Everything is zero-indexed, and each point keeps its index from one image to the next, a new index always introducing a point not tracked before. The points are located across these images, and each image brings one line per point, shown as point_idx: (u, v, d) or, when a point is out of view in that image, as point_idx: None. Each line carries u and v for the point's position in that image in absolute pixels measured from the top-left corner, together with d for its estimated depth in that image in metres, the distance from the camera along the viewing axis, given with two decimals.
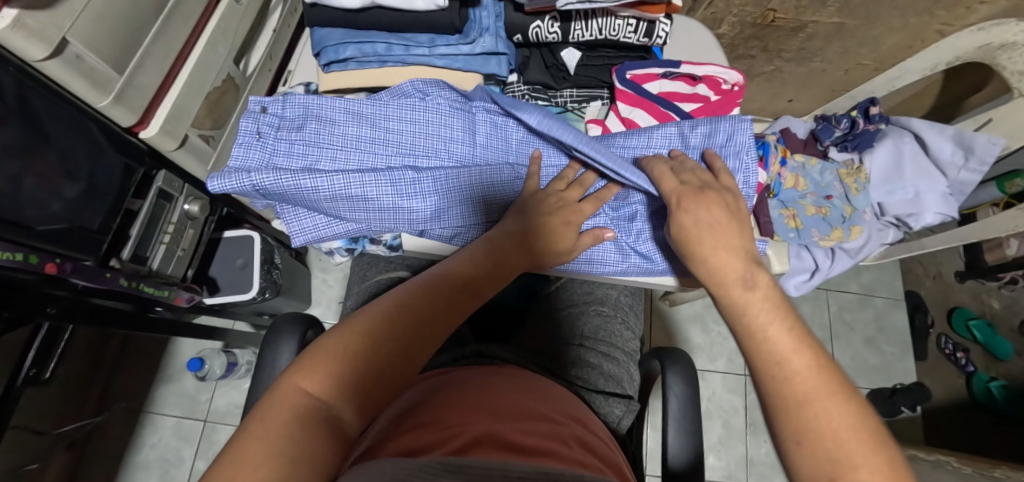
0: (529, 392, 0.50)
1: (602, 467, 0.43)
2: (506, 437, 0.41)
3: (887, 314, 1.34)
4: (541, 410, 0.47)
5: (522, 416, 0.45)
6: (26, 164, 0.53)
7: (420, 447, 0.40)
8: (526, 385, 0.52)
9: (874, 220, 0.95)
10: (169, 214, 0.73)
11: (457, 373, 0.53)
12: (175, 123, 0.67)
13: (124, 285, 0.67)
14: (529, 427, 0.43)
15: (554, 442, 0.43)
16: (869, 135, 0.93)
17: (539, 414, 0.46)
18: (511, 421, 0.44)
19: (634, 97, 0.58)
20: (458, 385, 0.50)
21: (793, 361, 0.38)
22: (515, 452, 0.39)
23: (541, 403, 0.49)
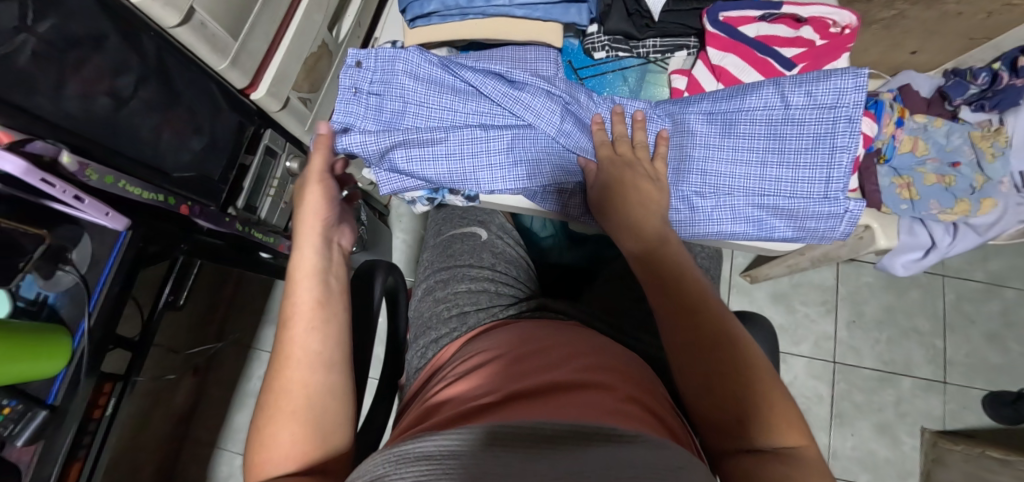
0: (575, 348, 0.51)
1: (661, 427, 0.42)
2: (560, 395, 0.42)
3: (1019, 309, 1.15)
4: (593, 363, 0.49)
5: (570, 371, 0.47)
6: (164, 118, 0.62)
7: (472, 407, 0.43)
8: (578, 341, 0.53)
9: (1013, 192, 0.83)
10: (273, 170, 0.82)
11: (514, 333, 0.56)
12: (279, 86, 0.74)
13: (239, 229, 0.75)
14: (577, 380, 0.45)
15: (606, 396, 0.43)
16: (1015, 92, 0.81)
17: (590, 369, 0.47)
18: (567, 378, 0.45)
19: (727, 40, 0.54)
20: (506, 345, 0.53)
21: (710, 323, 0.45)
22: (563, 406, 0.40)
23: (599, 360, 0.49)
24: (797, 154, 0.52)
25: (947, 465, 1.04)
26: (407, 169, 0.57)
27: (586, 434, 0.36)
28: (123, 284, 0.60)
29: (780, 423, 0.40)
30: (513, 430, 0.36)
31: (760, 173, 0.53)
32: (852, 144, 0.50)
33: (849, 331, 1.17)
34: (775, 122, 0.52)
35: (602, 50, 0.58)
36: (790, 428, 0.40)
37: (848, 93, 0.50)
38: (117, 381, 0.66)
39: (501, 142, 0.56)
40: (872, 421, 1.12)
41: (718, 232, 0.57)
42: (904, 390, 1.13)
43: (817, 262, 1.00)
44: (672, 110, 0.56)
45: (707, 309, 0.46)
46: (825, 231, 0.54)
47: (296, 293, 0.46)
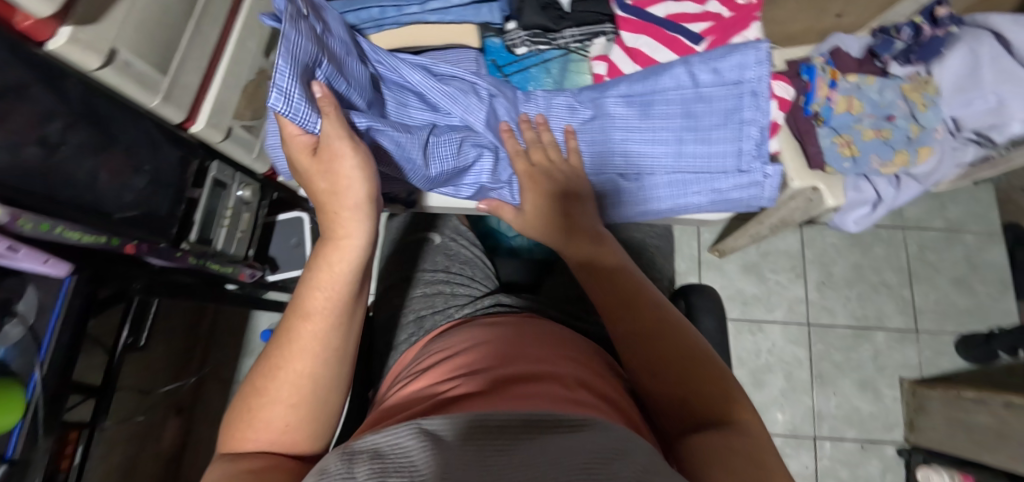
0: (530, 342, 0.52)
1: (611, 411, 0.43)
2: (511, 389, 0.42)
3: (980, 252, 1.18)
4: (546, 351, 0.50)
5: (525, 361, 0.47)
6: (100, 161, 0.62)
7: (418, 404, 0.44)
8: (531, 332, 0.54)
9: (947, 137, 0.85)
10: (224, 201, 0.82)
11: (471, 333, 0.56)
12: (218, 117, 0.75)
13: (193, 262, 0.76)
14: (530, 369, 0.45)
15: (556, 385, 0.43)
16: (936, 41, 0.83)
17: (544, 357, 0.48)
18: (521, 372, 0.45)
19: (637, 22, 0.56)
20: (463, 346, 0.53)
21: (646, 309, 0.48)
22: (514, 398, 0.40)
23: (551, 352, 0.50)
24: (712, 130, 0.54)
25: (928, 412, 1.05)
26: None
27: (535, 424, 0.34)
28: (74, 331, 0.59)
29: (728, 400, 0.42)
30: (462, 423, 0.35)
31: (681, 152, 0.55)
32: (758, 116, 0.52)
33: (820, 292, 1.19)
34: (688, 101, 0.54)
35: (523, 45, 0.59)
36: (739, 406, 0.42)
37: (751, 69, 0.52)
38: (83, 428, 0.66)
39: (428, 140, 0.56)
40: (852, 377, 1.14)
41: (649, 212, 0.59)
42: (880, 343, 1.15)
43: (776, 229, 1.02)
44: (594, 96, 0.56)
45: (641, 294, 0.49)
46: (744, 202, 0.56)
47: (309, 306, 0.45)
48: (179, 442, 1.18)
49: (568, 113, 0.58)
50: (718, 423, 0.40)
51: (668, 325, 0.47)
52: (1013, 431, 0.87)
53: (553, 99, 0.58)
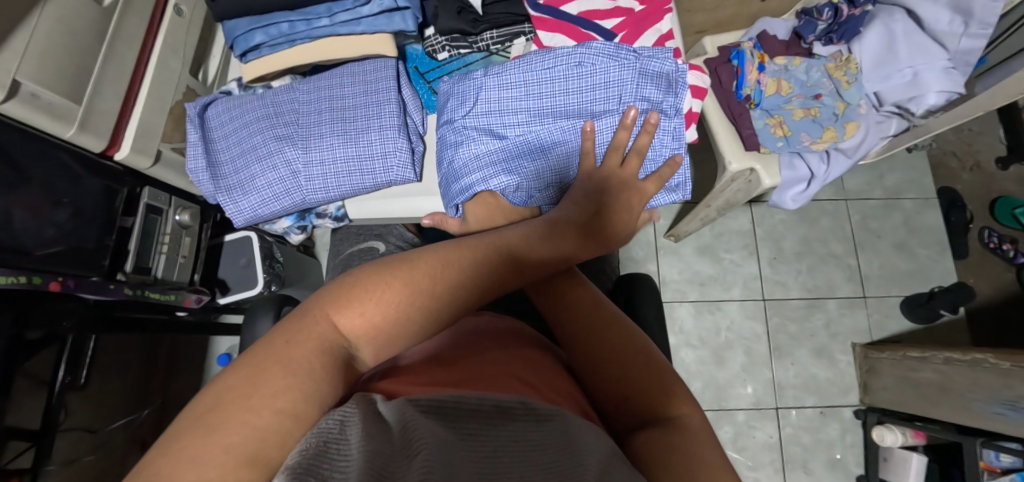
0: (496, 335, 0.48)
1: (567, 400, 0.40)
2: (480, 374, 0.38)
3: (918, 216, 1.23)
4: (482, 343, 0.45)
5: (465, 353, 0.42)
6: (12, 198, 0.59)
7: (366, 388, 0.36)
8: (465, 329, 0.50)
9: (870, 111, 0.88)
10: (161, 226, 0.80)
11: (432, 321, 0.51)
12: (144, 141, 0.74)
13: (129, 293, 0.73)
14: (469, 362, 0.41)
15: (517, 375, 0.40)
16: (853, 21, 0.87)
17: (480, 350, 0.43)
18: (490, 358, 0.41)
19: (552, 22, 0.57)
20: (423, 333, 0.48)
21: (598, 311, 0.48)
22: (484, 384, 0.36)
23: (512, 344, 0.46)
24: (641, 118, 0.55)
25: (880, 373, 1.10)
26: (268, 211, 0.56)
27: (509, 412, 0.30)
28: None
29: (670, 393, 0.41)
30: (450, 409, 0.29)
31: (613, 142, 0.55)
32: (676, 108, 0.55)
33: (772, 267, 1.23)
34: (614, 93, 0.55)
35: (443, 50, 0.60)
36: (679, 400, 0.41)
37: (667, 67, 0.55)
38: (23, 475, 0.64)
39: (356, 153, 0.55)
40: (809, 347, 1.18)
41: None
42: (831, 311, 1.20)
43: (723, 210, 1.05)
44: (520, 93, 0.57)
45: (575, 293, 0.49)
46: (676, 191, 0.57)
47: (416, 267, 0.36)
48: None
49: (499, 109, 0.58)
50: (660, 418, 0.39)
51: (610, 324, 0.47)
52: (954, 384, 0.91)
53: (484, 95, 0.58)
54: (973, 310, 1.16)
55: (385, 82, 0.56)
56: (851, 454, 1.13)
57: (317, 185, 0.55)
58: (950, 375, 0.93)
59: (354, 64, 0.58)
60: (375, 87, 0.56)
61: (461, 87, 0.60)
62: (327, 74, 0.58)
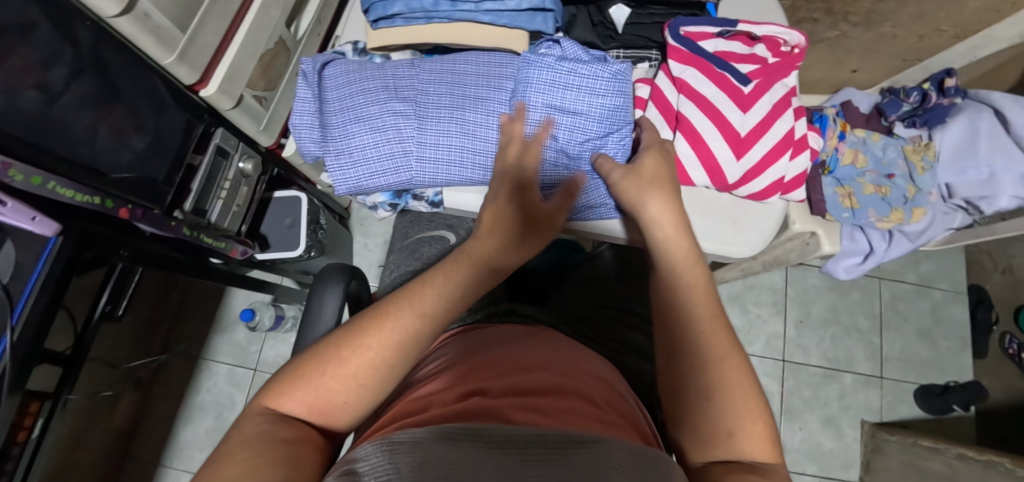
0: (560, 355, 0.51)
1: (629, 428, 0.43)
2: (540, 403, 0.41)
3: (946, 307, 1.25)
4: (537, 361, 0.48)
5: (519, 376, 0.45)
6: (101, 116, 0.57)
7: (448, 413, 0.39)
8: (519, 344, 0.52)
9: (938, 202, 0.89)
10: (224, 170, 0.78)
11: (488, 334, 0.55)
12: (232, 83, 0.71)
13: (186, 234, 0.71)
14: (525, 384, 0.44)
15: (577, 403, 0.43)
16: (940, 109, 0.88)
17: (537, 373, 0.46)
18: (547, 382, 0.44)
19: (687, 54, 0.56)
20: (490, 346, 0.51)
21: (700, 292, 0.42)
22: (539, 414, 0.40)
23: (575, 366, 0.49)
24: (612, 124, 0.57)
25: (884, 454, 1.11)
26: (371, 186, 0.56)
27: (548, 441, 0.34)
28: (53, 297, 0.54)
29: (744, 411, 0.37)
30: (495, 434, 0.34)
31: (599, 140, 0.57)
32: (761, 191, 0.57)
33: (797, 330, 1.23)
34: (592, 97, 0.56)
35: None
36: (751, 416, 0.38)
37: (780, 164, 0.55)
38: (44, 400, 0.61)
39: (472, 148, 0.55)
40: (818, 415, 1.19)
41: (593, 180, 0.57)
42: (847, 384, 1.21)
43: (767, 265, 1.05)
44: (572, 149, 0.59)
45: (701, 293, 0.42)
46: (736, 247, 0.57)
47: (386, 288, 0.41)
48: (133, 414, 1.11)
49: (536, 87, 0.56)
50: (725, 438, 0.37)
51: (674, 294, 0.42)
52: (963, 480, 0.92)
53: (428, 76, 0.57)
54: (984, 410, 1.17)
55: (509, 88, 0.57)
56: None
57: (427, 168, 0.55)
58: (962, 471, 0.93)
59: (477, 57, 0.57)
60: (504, 84, 0.57)
61: (387, 66, 0.57)
62: (450, 60, 0.57)
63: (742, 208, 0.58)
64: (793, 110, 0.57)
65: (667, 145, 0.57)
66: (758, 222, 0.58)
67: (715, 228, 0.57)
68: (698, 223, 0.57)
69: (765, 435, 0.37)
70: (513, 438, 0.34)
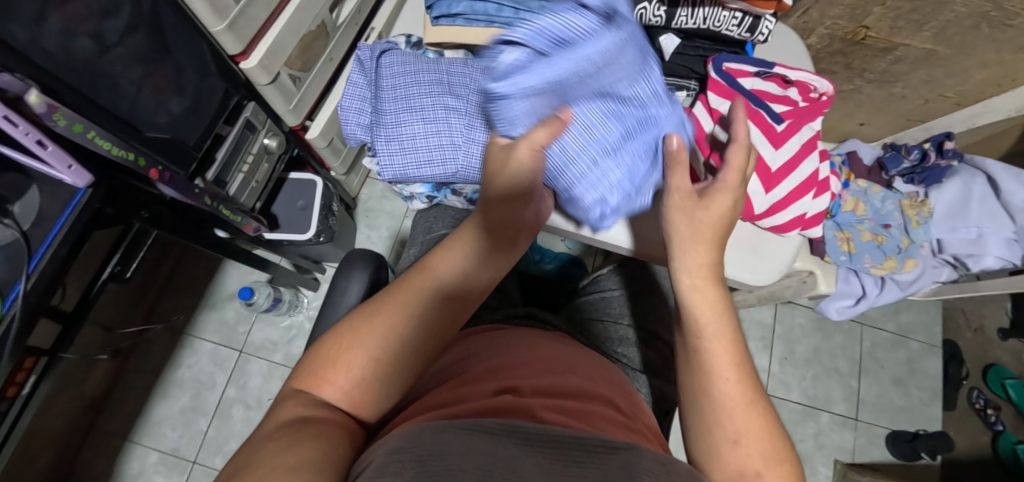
0: (581, 360, 0.51)
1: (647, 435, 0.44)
2: (566, 407, 0.41)
3: (921, 359, 1.31)
4: (561, 365, 0.48)
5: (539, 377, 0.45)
6: (146, 73, 0.57)
7: (482, 407, 0.38)
8: (537, 344, 0.51)
9: (929, 255, 0.94)
10: (250, 144, 0.77)
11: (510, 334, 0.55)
12: (272, 59, 0.71)
13: (207, 203, 0.69)
14: (551, 387, 0.44)
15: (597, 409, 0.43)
16: (939, 170, 0.93)
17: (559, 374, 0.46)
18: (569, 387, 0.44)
19: (727, 88, 0.59)
20: (513, 345, 0.51)
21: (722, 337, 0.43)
22: (569, 418, 0.40)
23: (594, 372, 0.50)
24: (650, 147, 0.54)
25: None
26: (416, 174, 0.58)
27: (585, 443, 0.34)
28: (72, 250, 0.53)
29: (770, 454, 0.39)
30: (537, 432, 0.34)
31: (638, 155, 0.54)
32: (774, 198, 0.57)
33: (780, 366, 1.27)
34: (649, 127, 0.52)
35: None
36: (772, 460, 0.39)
37: (805, 203, 0.58)
38: (41, 356, 0.59)
39: None
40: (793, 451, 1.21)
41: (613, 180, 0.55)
42: (823, 424, 1.24)
43: (761, 300, 1.09)
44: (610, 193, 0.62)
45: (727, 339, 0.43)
46: (757, 276, 0.60)
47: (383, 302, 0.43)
48: (107, 383, 1.07)
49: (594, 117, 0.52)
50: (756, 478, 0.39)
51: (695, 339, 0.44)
52: None
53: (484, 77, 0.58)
54: (948, 460, 1.22)
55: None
56: None
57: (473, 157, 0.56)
58: None
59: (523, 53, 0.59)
60: None
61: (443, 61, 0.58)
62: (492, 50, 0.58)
63: (763, 239, 0.61)
64: (817, 151, 0.61)
65: (698, 173, 0.59)
66: (776, 254, 0.60)
67: (736, 256, 0.60)
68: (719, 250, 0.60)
69: (781, 453, 0.40)
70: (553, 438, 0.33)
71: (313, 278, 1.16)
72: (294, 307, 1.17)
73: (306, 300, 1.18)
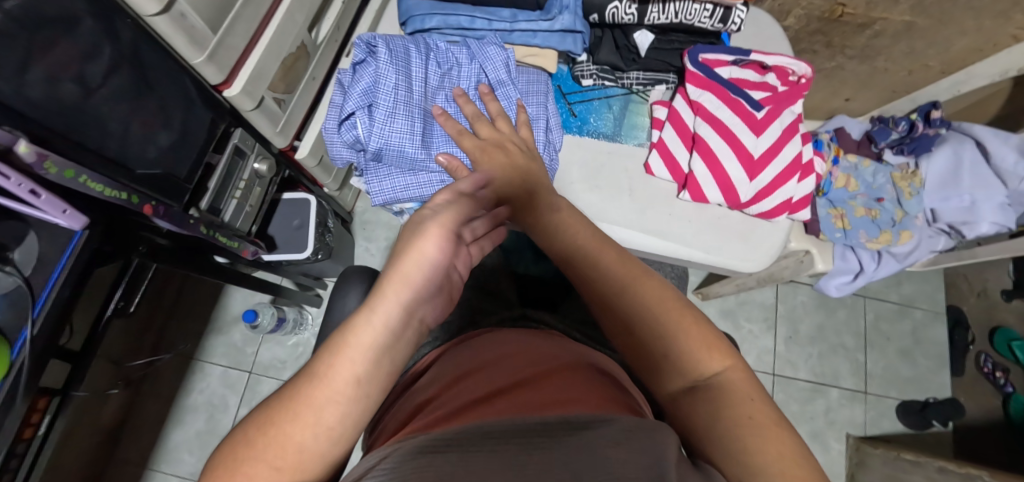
0: (555, 351, 0.51)
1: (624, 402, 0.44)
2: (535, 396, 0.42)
3: (926, 327, 1.31)
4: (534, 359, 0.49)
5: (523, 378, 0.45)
6: (131, 110, 0.57)
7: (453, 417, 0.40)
8: (521, 348, 0.52)
9: (924, 225, 0.94)
10: (241, 170, 0.78)
11: (488, 339, 0.56)
12: (255, 85, 0.71)
13: (203, 232, 0.71)
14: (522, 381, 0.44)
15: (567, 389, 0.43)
16: (926, 139, 0.92)
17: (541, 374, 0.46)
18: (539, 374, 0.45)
19: (704, 79, 0.59)
20: (488, 351, 0.53)
21: (652, 292, 0.43)
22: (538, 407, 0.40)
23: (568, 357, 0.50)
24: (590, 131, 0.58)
25: (868, 467, 1.15)
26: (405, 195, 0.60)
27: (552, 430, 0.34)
28: (75, 290, 0.54)
29: (736, 394, 0.38)
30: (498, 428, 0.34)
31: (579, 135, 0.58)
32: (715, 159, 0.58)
33: (786, 346, 1.28)
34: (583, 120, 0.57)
35: (590, 78, 0.62)
36: (751, 404, 0.37)
37: (790, 189, 0.59)
38: (53, 396, 0.60)
39: None
40: (805, 429, 1.22)
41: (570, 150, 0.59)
42: (833, 399, 1.25)
43: (760, 282, 1.10)
44: (585, 177, 0.61)
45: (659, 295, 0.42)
46: (743, 265, 0.60)
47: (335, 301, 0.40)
48: (122, 414, 1.08)
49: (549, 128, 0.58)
50: (743, 422, 0.36)
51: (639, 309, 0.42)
52: None
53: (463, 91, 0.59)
54: (960, 426, 1.23)
55: (535, 93, 0.59)
56: None
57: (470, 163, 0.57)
58: None
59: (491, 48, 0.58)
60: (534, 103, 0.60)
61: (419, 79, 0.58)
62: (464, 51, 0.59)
63: (752, 226, 0.61)
64: (800, 136, 0.61)
65: (683, 165, 0.60)
66: (765, 240, 0.61)
67: (726, 245, 0.60)
68: (709, 239, 0.60)
69: (761, 399, 0.37)
70: (517, 429, 0.34)
71: (316, 295, 1.18)
72: (299, 324, 1.18)
73: (310, 316, 1.20)
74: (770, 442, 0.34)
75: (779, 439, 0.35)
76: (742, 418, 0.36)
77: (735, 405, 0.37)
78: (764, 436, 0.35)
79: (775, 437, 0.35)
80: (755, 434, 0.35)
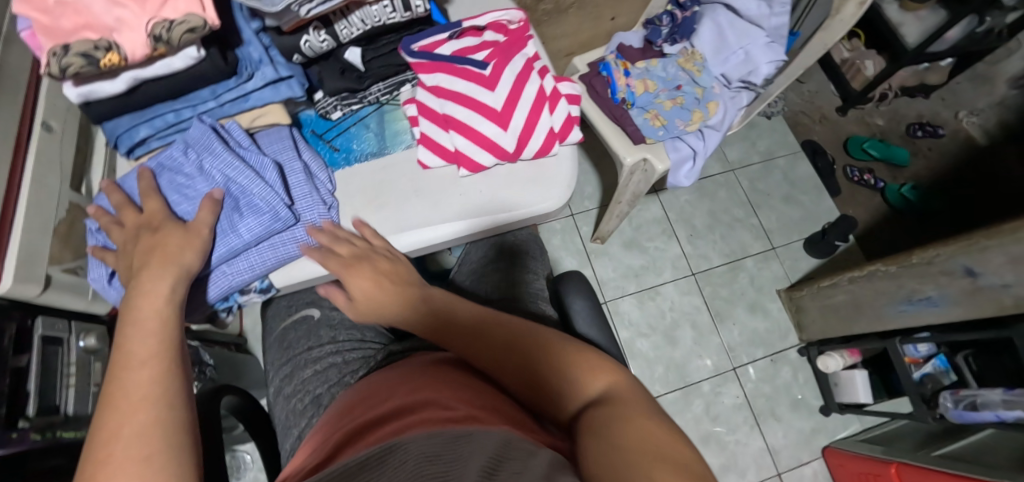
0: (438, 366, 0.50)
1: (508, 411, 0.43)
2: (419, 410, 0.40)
3: (793, 168, 1.42)
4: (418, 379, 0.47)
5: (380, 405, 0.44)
6: None
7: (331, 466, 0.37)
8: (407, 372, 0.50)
9: (723, 90, 1.03)
10: (64, 356, 0.72)
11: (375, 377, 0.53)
12: (29, 268, 0.63)
13: (39, 438, 0.64)
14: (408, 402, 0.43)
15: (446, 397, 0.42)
16: (687, 20, 1.02)
17: (398, 395, 0.45)
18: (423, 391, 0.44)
19: (429, 64, 0.61)
20: (379, 383, 0.50)
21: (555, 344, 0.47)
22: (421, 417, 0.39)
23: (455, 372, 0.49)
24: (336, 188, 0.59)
25: (805, 310, 1.22)
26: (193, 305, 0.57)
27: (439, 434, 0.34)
28: None
29: (625, 411, 0.39)
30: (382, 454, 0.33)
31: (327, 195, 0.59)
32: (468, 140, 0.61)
33: (692, 244, 1.33)
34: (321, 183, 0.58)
35: (336, 110, 0.62)
36: (639, 420, 0.38)
37: (550, 121, 0.63)
38: None
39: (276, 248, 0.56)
40: (742, 305, 1.29)
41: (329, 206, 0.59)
42: (751, 268, 1.32)
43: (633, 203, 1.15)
44: (365, 196, 0.62)
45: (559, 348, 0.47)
46: (546, 207, 0.62)
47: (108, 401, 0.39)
48: None
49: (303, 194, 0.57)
50: (631, 431, 0.36)
51: (540, 348, 0.47)
52: (863, 300, 1.03)
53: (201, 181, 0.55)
54: (859, 235, 1.34)
55: (281, 147, 0.58)
56: (808, 390, 1.23)
57: (256, 229, 0.53)
58: (858, 294, 1.05)
59: (193, 128, 0.54)
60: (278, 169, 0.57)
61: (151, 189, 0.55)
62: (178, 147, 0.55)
63: (540, 168, 0.64)
64: (537, 72, 0.65)
65: (447, 145, 0.61)
66: (556, 174, 0.64)
67: (523, 195, 0.62)
68: (507, 197, 0.62)
69: (652, 418, 0.38)
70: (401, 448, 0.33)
71: None
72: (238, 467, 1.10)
73: None
74: (654, 449, 0.34)
75: (663, 446, 0.35)
76: (631, 426, 0.37)
77: (623, 420, 0.38)
78: (649, 443, 0.35)
79: (660, 443, 0.35)
80: (641, 438, 0.35)
